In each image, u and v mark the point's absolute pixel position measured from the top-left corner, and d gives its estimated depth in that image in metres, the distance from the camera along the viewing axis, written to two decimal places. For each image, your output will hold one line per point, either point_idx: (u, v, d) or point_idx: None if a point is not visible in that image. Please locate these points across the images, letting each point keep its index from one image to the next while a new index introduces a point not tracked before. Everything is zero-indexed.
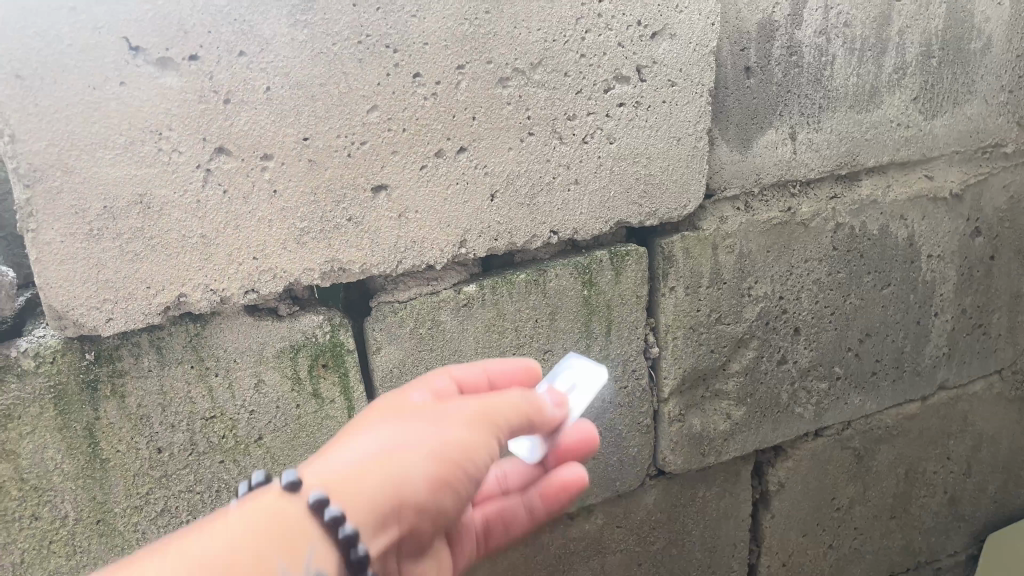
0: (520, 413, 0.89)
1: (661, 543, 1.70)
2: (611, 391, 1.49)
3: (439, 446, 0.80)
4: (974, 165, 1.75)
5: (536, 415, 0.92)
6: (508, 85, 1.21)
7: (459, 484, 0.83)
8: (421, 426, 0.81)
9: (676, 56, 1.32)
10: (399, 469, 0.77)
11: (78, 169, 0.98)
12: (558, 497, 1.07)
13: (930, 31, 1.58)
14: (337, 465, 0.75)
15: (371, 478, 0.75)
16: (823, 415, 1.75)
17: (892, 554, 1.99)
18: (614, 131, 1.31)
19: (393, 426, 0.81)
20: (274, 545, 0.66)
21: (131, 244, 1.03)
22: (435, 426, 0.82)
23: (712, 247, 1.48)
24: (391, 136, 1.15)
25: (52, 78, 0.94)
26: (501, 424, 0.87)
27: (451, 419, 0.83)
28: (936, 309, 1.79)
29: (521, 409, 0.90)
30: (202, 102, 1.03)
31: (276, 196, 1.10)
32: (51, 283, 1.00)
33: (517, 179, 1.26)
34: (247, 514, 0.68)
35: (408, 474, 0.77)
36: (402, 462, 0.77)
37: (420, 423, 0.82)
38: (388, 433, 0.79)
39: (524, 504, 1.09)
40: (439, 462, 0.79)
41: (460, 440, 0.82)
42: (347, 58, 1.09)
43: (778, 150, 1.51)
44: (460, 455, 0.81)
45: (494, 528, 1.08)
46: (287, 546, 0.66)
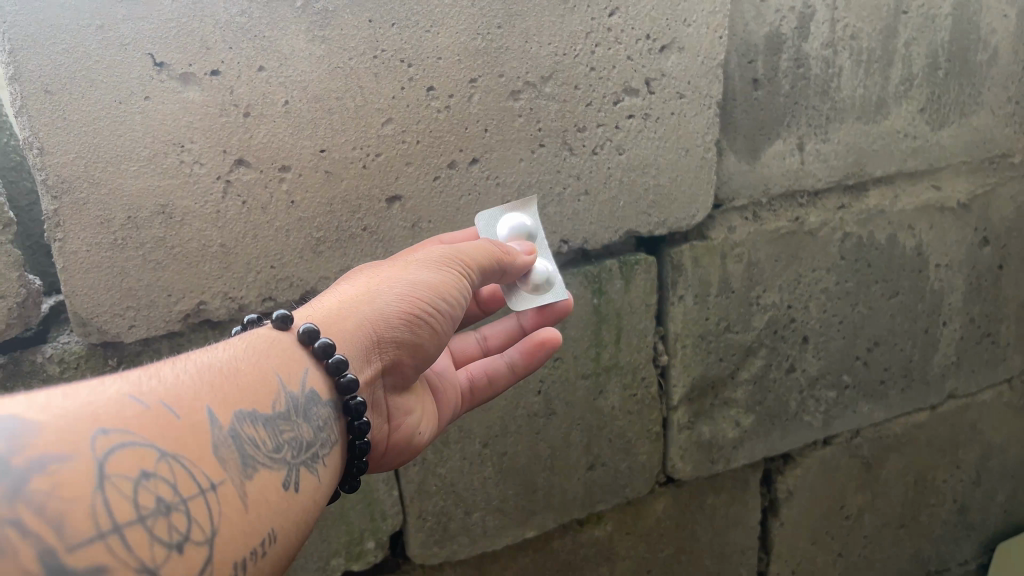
0: (486, 257, 1.03)
1: (670, 550, 1.72)
2: (621, 398, 1.51)
3: (409, 289, 0.94)
4: (981, 175, 1.77)
5: (503, 258, 1.05)
6: (519, 98, 1.24)
7: (436, 321, 0.96)
8: (395, 273, 0.96)
9: (684, 69, 1.35)
10: (374, 308, 0.91)
11: (104, 181, 1.01)
12: (538, 357, 1.16)
13: (936, 43, 1.60)
14: (321, 307, 0.91)
15: (350, 312, 0.90)
16: (832, 423, 1.76)
17: (901, 562, 2.00)
18: (624, 142, 1.34)
19: (370, 277, 0.96)
20: (269, 363, 0.78)
21: (153, 253, 1.06)
22: (408, 273, 0.96)
23: (721, 256, 1.50)
24: (405, 148, 1.17)
25: (80, 93, 0.97)
26: (468, 266, 1.00)
27: (422, 263, 0.98)
28: (945, 318, 1.80)
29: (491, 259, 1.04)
30: (223, 116, 1.06)
31: (293, 207, 1.13)
32: (77, 291, 1.03)
33: (528, 189, 1.28)
34: (245, 338, 0.81)
35: (383, 310, 0.92)
36: (378, 301, 0.92)
37: (392, 270, 0.97)
38: (366, 282, 0.95)
39: (506, 364, 1.17)
40: (409, 300, 0.93)
41: (430, 280, 0.95)
42: (363, 72, 1.12)
43: (785, 160, 1.53)
44: (429, 293, 0.95)
45: (478, 386, 1.19)
46: (242, 390, 0.72)
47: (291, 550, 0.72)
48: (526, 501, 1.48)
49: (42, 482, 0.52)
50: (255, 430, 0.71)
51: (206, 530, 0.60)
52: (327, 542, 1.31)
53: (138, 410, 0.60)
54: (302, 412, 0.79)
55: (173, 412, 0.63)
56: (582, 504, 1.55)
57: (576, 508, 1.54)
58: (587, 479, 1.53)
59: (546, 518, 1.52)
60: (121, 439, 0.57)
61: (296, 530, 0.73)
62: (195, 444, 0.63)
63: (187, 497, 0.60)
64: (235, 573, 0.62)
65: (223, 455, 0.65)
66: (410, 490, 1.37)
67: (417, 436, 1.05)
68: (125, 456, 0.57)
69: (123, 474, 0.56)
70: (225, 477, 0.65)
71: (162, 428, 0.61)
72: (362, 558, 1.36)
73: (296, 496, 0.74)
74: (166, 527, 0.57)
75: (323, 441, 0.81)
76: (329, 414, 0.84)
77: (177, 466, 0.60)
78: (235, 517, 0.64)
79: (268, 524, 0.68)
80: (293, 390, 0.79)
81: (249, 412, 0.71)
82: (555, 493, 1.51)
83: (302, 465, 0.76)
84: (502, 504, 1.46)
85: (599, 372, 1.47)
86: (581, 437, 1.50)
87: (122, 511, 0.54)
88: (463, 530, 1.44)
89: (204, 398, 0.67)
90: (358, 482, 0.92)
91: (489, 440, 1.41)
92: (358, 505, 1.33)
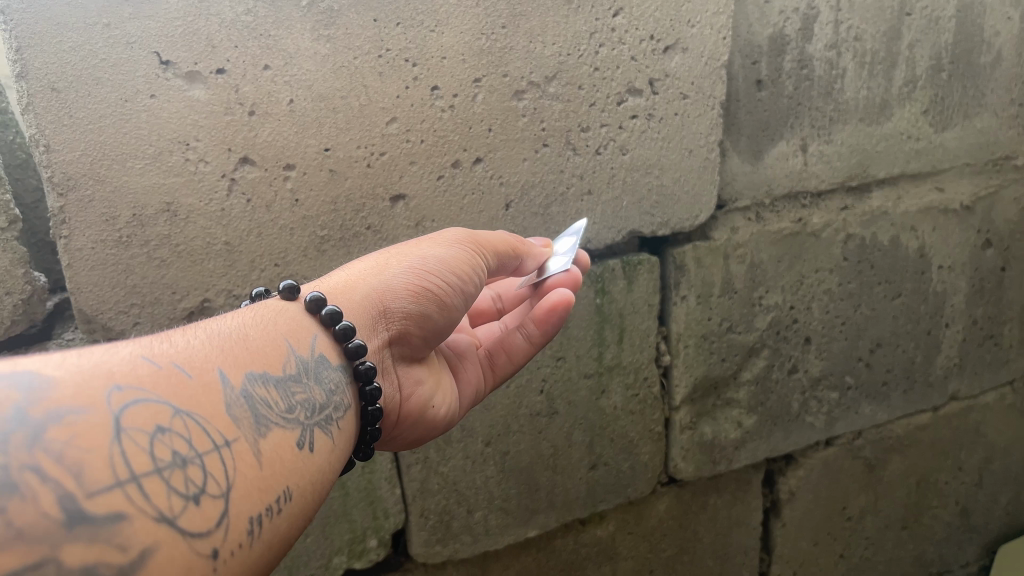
0: (497, 247, 1.08)
1: (672, 550, 1.72)
2: (623, 398, 1.51)
3: (417, 263, 0.98)
4: (985, 177, 1.77)
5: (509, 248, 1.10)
6: (524, 98, 1.24)
7: (445, 295, 0.98)
8: (405, 251, 1.00)
9: (688, 69, 1.35)
10: (382, 281, 0.95)
11: (110, 178, 1.01)
12: (552, 320, 1.10)
13: (939, 45, 1.60)
14: (331, 280, 0.95)
15: (358, 284, 0.94)
16: (834, 424, 1.76)
17: (903, 564, 2.00)
18: (627, 143, 1.34)
19: (380, 255, 1.01)
20: (278, 330, 0.81)
21: (158, 251, 1.06)
22: (417, 250, 1.00)
23: (724, 257, 1.51)
24: (409, 147, 1.18)
25: (86, 91, 0.98)
26: (480, 248, 1.05)
27: (436, 242, 1.02)
28: (947, 320, 1.80)
29: (502, 244, 1.09)
30: (228, 115, 1.06)
31: (297, 206, 1.13)
32: (82, 288, 1.04)
33: (531, 189, 1.29)
34: (254, 308, 0.84)
35: (390, 282, 0.95)
36: (385, 274, 0.96)
37: (403, 249, 1.01)
38: (376, 259, 0.99)
39: (520, 335, 1.14)
40: (417, 273, 0.97)
41: (441, 256, 0.99)
42: (367, 71, 1.12)
43: (789, 161, 1.53)
44: (439, 267, 0.98)
45: (498, 356, 1.17)
46: (252, 356, 0.74)
47: (309, 510, 0.73)
48: (528, 501, 1.49)
49: (60, 432, 0.53)
50: (267, 391, 0.73)
51: (221, 483, 0.61)
52: (330, 540, 1.31)
53: (151, 369, 0.62)
54: (312, 374, 0.81)
55: (185, 373, 0.65)
56: (585, 504, 1.55)
57: (578, 507, 1.55)
58: (589, 479, 1.53)
59: (548, 517, 1.52)
60: (135, 395, 0.59)
61: (312, 491, 0.73)
62: (208, 403, 0.65)
63: (202, 452, 0.61)
64: (253, 527, 0.63)
65: (236, 414, 0.67)
66: (413, 488, 1.37)
67: (430, 407, 1.04)
68: (141, 410, 0.58)
69: (139, 427, 0.57)
70: (239, 435, 0.66)
71: (176, 387, 0.63)
72: (364, 556, 1.36)
73: (312, 455, 0.75)
74: (182, 479, 0.58)
75: (337, 404, 0.83)
76: (341, 377, 0.86)
77: (191, 423, 0.61)
78: (250, 473, 0.65)
79: (284, 482, 0.69)
80: (303, 354, 0.82)
81: (260, 374, 0.73)
82: (557, 493, 1.51)
83: (316, 426, 0.78)
84: (504, 503, 1.47)
85: (602, 371, 1.47)
86: (583, 437, 1.50)
87: (139, 461, 0.55)
88: (465, 529, 1.44)
89: (215, 360, 0.69)
90: (372, 451, 0.94)
91: (492, 439, 1.41)
92: (361, 503, 1.33)
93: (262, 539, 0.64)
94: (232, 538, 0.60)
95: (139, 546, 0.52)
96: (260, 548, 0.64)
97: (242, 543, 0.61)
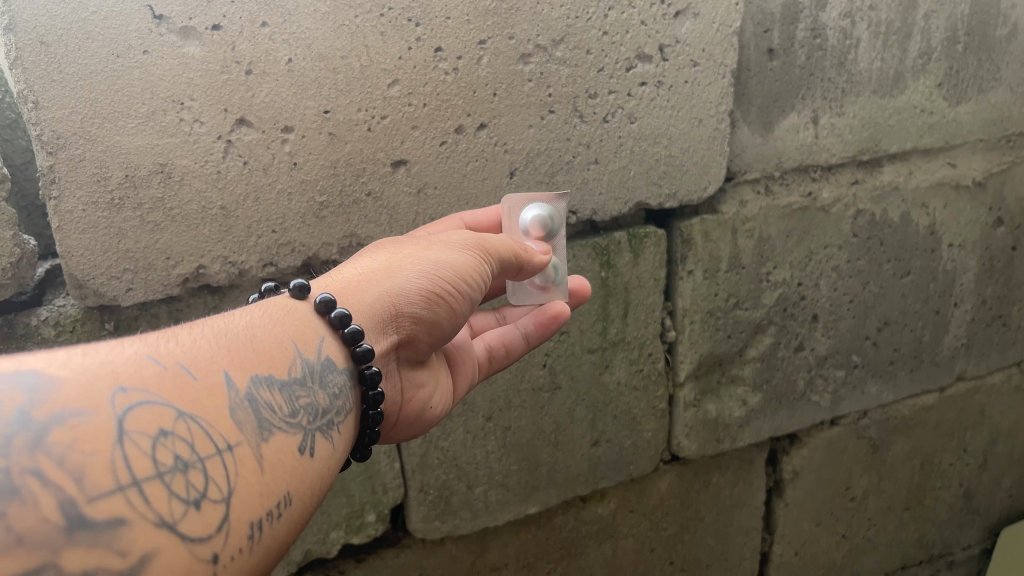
0: (508, 249, 1.02)
1: (673, 529, 1.70)
2: (627, 374, 1.49)
3: (431, 267, 0.94)
4: (997, 154, 1.73)
5: (522, 254, 1.04)
6: (530, 62, 1.20)
7: (455, 301, 0.96)
8: (419, 250, 0.96)
9: (699, 36, 1.31)
10: (394, 283, 0.92)
11: (101, 137, 0.98)
12: (549, 328, 1.14)
13: (955, 17, 1.56)
14: (342, 278, 0.92)
15: (370, 285, 0.91)
16: (840, 404, 1.74)
17: (905, 546, 1.99)
18: (635, 110, 1.30)
19: (394, 251, 0.97)
20: (286, 330, 0.79)
21: (151, 214, 1.03)
22: (431, 251, 0.96)
23: (732, 230, 1.47)
24: (412, 111, 1.14)
25: (76, 45, 0.94)
26: (493, 252, 1.00)
27: (449, 244, 0.98)
28: (956, 299, 1.77)
29: (509, 246, 1.03)
30: (225, 73, 1.02)
31: (295, 169, 1.10)
32: (73, 251, 1.00)
33: (537, 157, 1.25)
34: (263, 304, 0.82)
35: (402, 287, 0.92)
36: (399, 276, 0.93)
37: (417, 246, 0.97)
38: (389, 256, 0.95)
39: (519, 333, 1.15)
40: (430, 277, 0.94)
41: (453, 262, 0.95)
42: (369, 31, 1.08)
43: (800, 134, 1.50)
44: (452, 274, 0.95)
45: (495, 353, 1.17)
46: (258, 356, 0.73)
47: (308, 513, 0.72)
48: (529, 477, 1.46)
49: (62, 435, 0.53)
50: (273, 395, 0.72)
51: (222, 488, 0.61)
52: (328, 514, 1.29)
53: (156, 370, 0.61)
54: (318, 378, 0.80)
55: (191, 373, 0.64)
56: (587, 480, 1.53)
57: (580, 484, 1.52)
58: (591, 455, 1.51)
59: (549, 494, 1.50)
60: (139, 397, 0.58)
61: (311, 496, 0.73)
62: (212, 406, 0.64)
63: (205, 456, 0.60)
64: (253, 532, 0.62)
65: (240, 417, 0.66)
66: (412, 463, 1.35)
67: (431, 409, 1.06)
68: (145, 413, 0.58)
69: (142, 430, 0.56)
70: (242, 439, 0.65)
71: (181, 388, 0.62)
72: (363, 531, 1.34)
73: (313, 461, 0.74)
74: (183, 484, 0.57)
75: (339, 410, 0.82)
76: (346, 382, 0.84)
77: (195, 426, 0.61)
78: (252, 478, 0.64)
79: (285, 486, 0.68)
80: (311, 357, 0.80)
81: (266, 376, 0.72)
82: (559, 469, 1.49)
83: (318, 430, 0.76)
84: (505, 479, 1.44)
85: (606, 347, 1.44)
86: (586, 413, 1.48)
87: (140, 467, 0.55)
88: (465, 505, 1.42)
89: (221, 361, 0.68)
90: (369, 452, 0.93)
91: (493, 413, 1.39)
92: (359, 477, 1.30)
93: (261, 544, 0.63)
94: (232, 543, 0.60)
95: (138, 553, 0.52)
96: (259, 552, 0.63)
97: (241, 548, 0.61)
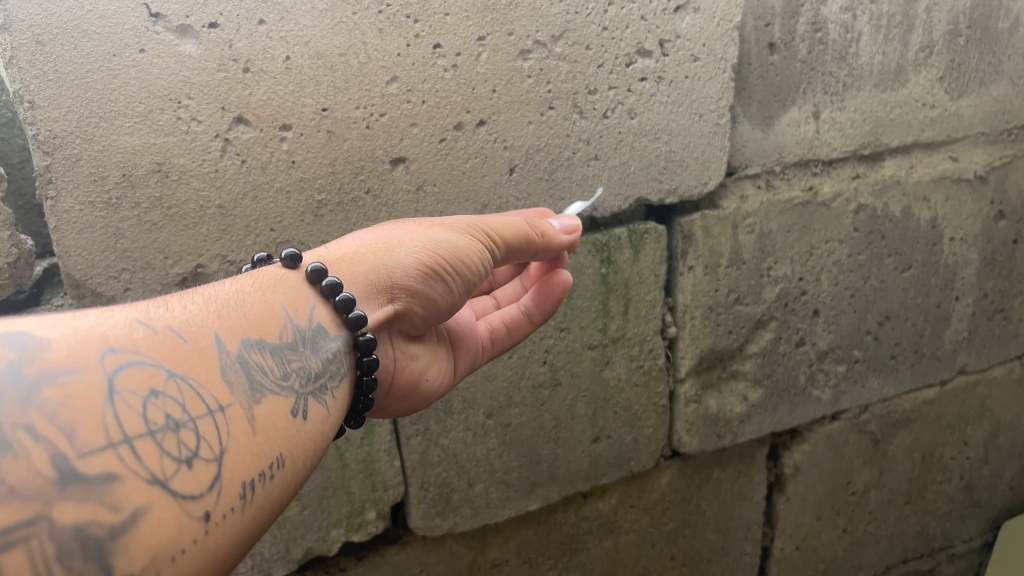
0: (518, 233, 1.02)
1: (674, 524, 1.70)
2: (628, 370, 1.48)
3: (431, 244, 0.94)
4: (999, 147, 1.72)
5: (534, 239, 1.04)
6: (529, 58, 1.19)
7: (452, 281, 0.96)
8: (421, 228, 0.97)
9: (699, 30, 1.30)
10: (393, 257, 0.92)
11: (97, 136, 0.97)
12: (551, 300, 1.14)
13: (957, 9, 1.55)
14: (341, 247, 0.92)
15: (368, 256, 0.91)
16: (841, 398, 1.73)
17: (905, 539, 1.99)
18: (635, 106, 1.29)
19: (395, 226, 0.97)
20: (276, 298, 0.79)
21: (149, 213, 1.02)
22: (433, 230, 0.96)
23: (733, 226, 1.47)
24: (410, 108, 1.14)
25: (72, 44, 0.93)
26: (496, 236, 1.00)
27: (451, 225, 0.98)
28: (958, 293, 1.77)
29: (517, 229, 1.02)
30: (221, 71, 1.02)
31: (294, 167, 1.09)
32: (70, 252, 1.00)
33: (536, 153, 1.24)
34: (254, 274, 0.82)
35: (399, 261, 0.92)
36: (398, 250, 0.93)
37: (419, 224, 0.97)
38: (391, 230, 0.96)
39: (522, 309, 1.15)
40: (429, 254, 0.94)
41: (453, 242, 0.96)
42: (367, 27, 1.08)
43: (800, 128, 1.49)
44: (450, 254, 0.95)
45: (499, 335, 1.16)
46: (249, 323, 0.73)
47: (301, 476, 0.72)
48: (530, 473, 1.46)
49: (53, 393, 0.52)
50: (263, 359, 0.72)
51: (214, 448, 0.60)
52: (328, 512, 1.29)
53: (146, 333, 0.62)
54: (310, 343, 0.80)
55: (181, 337, 0.64)
56: (587, 477, 1.52)
57: (581, 480, 1.52)
58: (592, 451, 1.51)
59: (550, 490, 1.50)
60: (129, 357, 0.58)
61: (306, 458, 0.72)
62: (203, 367, 0.64)
63: (196, 416, 0.60)
64: (245, 491, 0.62)
65: (231, 379, 0.66)
66: (413, 460, 1.34)
67: (423, 381, 1.05)
68: (135, 373, 0.58)
69: (132, 390, 0.56)
70: (234, 400, 0.65)
71: (171, 352, 0.62)
72: (363, 529, 1.34)
73: (306, 423, 0.74)
74: (174, 442, 0.57)
75: (333, 374, 0.82)
76: (341, 348, 0.85)
77: (186, 386, 0.61)
78: (243, 438, 0.64)
79: (277, 447, 0.68)
80: (302, 322, 0.80)
81: (257, 341, 0.72)
82: (559, 466, 1.49)
83: (311, 394, 0.76)
84: (505, 476, 1.44)
85: (606, 343, 1.44)
86: (587, 409, 1.47)
87: (131, 424, 0.55)
88: (466, 502, 1.42)
89: (212, 325, 0.68)
90: (363, 419, 0.93)
91: (493, 410, 1.38)
92: (359, 475, 1.30)
93: (255, 503, 0.63)
94: (225, 500, 0.59)
95: (130, 508, 0.52)
96: (252, 512, 0.63)
97: (234, 506, 0.60)
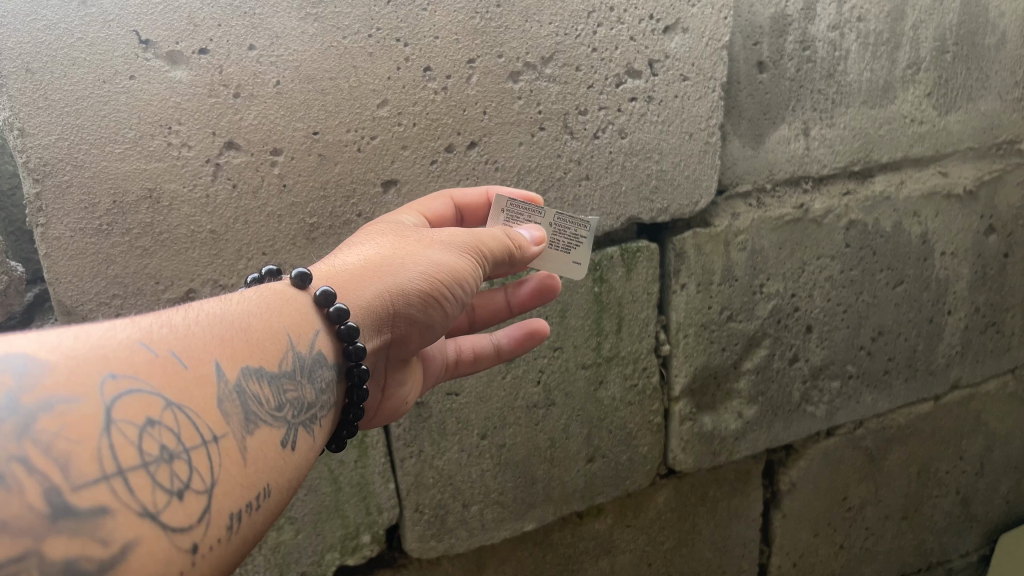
0: (504, 246, 1.00)
1: (670, 543, 1.69)
2: (621, 389, 1.48)
3: (429, 268, 0.93)
4: (988, 162, 1.74)
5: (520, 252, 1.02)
6: (520, 79, 1.20)
7: (449, 304, 0.96)
8: (418, 247, 0.95)
9: (687, 50, 1.31)
10: (392, 281, 0.91)
11: (88, 163, 0.97)
12: (525, 342, 1.19)
13: (943, 26, 1.56)
14: (342, 270, 0.91)
15: (368, 282, 0.90)
16: (835, 414, 1.73)
17: (903, 554, 1.98)
18: (626, 126, 1.30)
19: (393, 245, 0.96)
20: (283, 322, 0.78)
21: (140, 239, 1.02)
22: (431, 250, 0.95)
23: (724, 244, 1.47)
24: (401, 131, 1.14)
25: (61, 72, 0.94)
26: (488, 253, 0.99)
27: (446, 243, 0.96)
28: (949, 308, 1.77)
29: (504, 241, 1.00)
30: (212, 96, 1.02)
31: (285, 191, 1.09)
32: (61, 279, 0.99)
33: (527, 174, 1.25)
34: (261, 292, 0.81)
35: (400, 286, 0.92)
36: (399, 275, 0.92)
37: (415, 244, 0.96)
38: (388, 250, 0.94)
39: (494, 344, 1.19)
40: (429, 280, 0.93)
41: (450, 264, 0.95)
42: (357, 52, 1.08)
43: (790, 145, 1.50)
44: (449, 277, 0.94)
45: (463, 355, 1.19)
46: (250, 350, 0.71)
47: (285, 505, 0.72)
48: (525, 494, 1.45)
49: (50, 422, 0.51)
50: (261, 387, 0.71)
51: (206, 479, 0.60)
52: (322, 536, 1.28)
53: (147, 357, 0.60)
54: (307, 373, 0.79)
55: (181, 362, 0.63)
56: (583, 496, 1.52)
57: (577, 500, 1.51)
58: (587, 471, 1.50)
59: (545, 511, 1.49)
60: (129, 385, 0.57)
61: (289, 487, 0.72)
62: (202, 396, 0.63)
63: (190, 447, 0.59)
64: (231, 523, 0.62)
65: (228, 409, 0.65)
66: (407, 482, 1.33)
67: (404, 405, 1.11)
68: (135, 402, 0.56)
69: (129, 419, 0.55)
70: (228, 431, 0.64)
71: (171, 377, 0.61)
72: (358, 553, 1.33)
73: (294, 456, 0.73)
74: (168, 474, 0.56)
75: (324, 404, 0.82)
76: (332, 377, 0.85)
77: (182, 416, 0.60)
78: (233, 470, 0.63)
79: (264, 479, 0.67)
80: (303, 350, 0.79)
81: (257, 368, 0.71)
82: (554, 486, 1.48)
83: (301, 425, 0.76)
84: (500, 497, 1.43)
85: (600, 362, 1.44)
86: (581, 428, 1.47)
87: (126, 456, 0.54)
88: (461, 524, 1.41)
89: (214, 350, 0.67)
90: (346, 443, 0.94)
91: (487, 432, 1.38)
92: (354, 498, 1.29)
93: (240, 534, 0.63)
94: (212, 532, 0.59)
95: (121, 541, 0.51)
96: (237, 542, 0.63)
97: (220, 538, 0.60)
